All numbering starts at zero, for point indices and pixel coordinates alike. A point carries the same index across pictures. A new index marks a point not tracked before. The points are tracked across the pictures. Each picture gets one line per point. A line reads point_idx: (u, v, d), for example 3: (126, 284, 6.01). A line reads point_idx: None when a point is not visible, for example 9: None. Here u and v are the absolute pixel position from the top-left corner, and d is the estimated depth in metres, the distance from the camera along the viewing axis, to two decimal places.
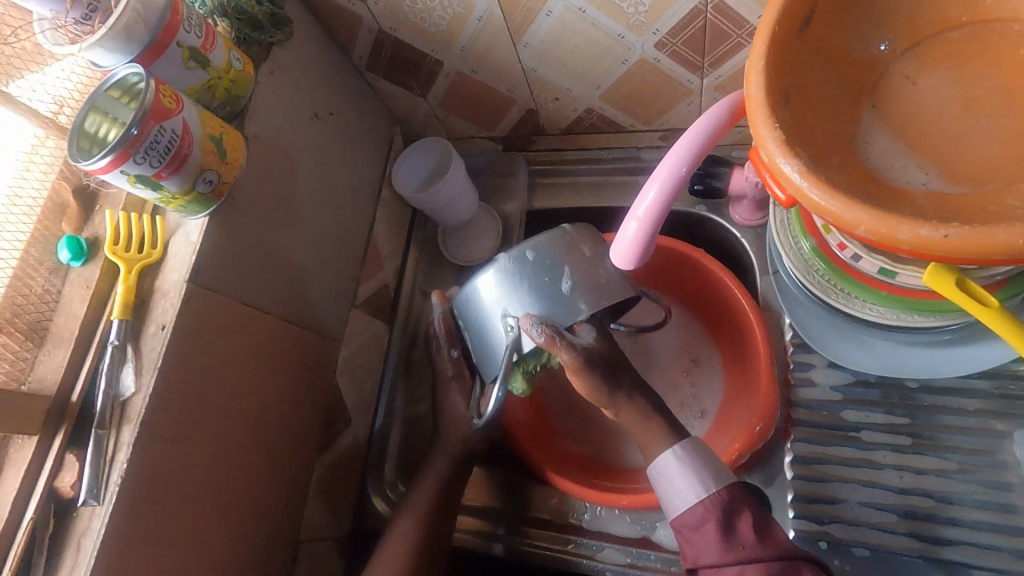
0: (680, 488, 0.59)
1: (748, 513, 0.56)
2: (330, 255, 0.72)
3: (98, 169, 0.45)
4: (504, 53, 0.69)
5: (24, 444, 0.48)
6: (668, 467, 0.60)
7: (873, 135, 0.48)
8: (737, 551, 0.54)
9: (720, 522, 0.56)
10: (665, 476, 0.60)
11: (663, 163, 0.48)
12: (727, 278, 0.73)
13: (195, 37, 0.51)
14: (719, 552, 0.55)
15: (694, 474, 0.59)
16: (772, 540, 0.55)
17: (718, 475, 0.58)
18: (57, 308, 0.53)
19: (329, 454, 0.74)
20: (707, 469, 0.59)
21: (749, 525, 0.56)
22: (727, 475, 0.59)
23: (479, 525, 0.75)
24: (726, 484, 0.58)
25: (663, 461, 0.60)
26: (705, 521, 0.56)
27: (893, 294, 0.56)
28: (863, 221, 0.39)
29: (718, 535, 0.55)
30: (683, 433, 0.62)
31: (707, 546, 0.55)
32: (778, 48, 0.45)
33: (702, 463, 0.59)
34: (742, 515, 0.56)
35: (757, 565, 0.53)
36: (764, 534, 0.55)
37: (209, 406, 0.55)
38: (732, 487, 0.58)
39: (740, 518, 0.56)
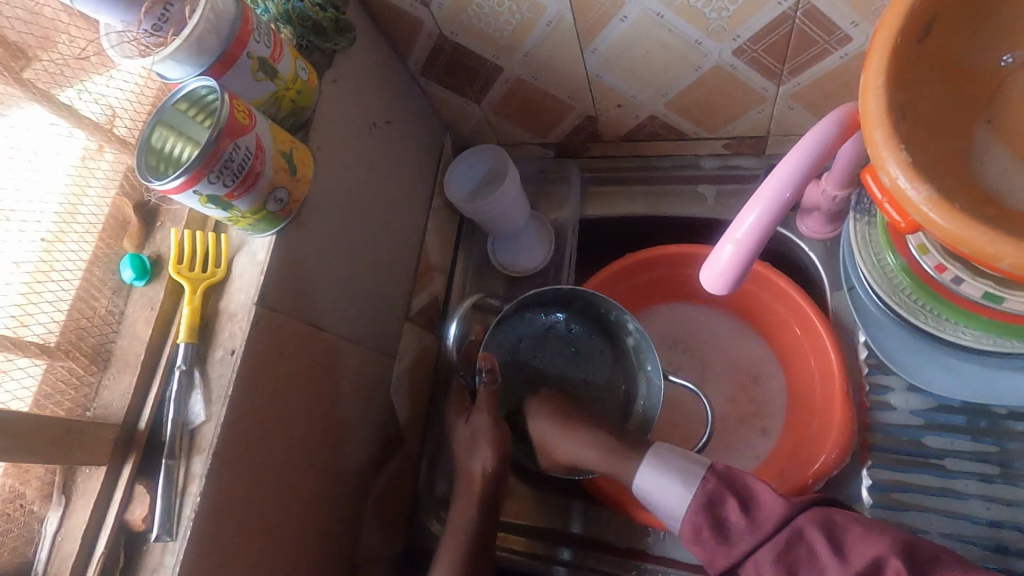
0: (659, 497, 0.58)
1: (727, 499, 0.54)
2: (383, 269, 0.70)
3: (170, 189, 0.43)
4: (569, 59, 0.66)
5: (91, 475, 0.46)
6: (642, 483, 0.59)
7: (992, 154, 0.45)
8: (739, 546, 0.52)
9: (712, 524, 0.53)
10: (645, 490, 0.59)
11: (765, 186, 0.46)
12: (798, 295, 0.69)
13: (265, 47, 0.49)
14: (727, 551, 0.52)
15: (667, 476, 0.58)
16: (765, 514, 0.52)
17: (688, 472, 0.57)
18: (120, 330, 0.51)
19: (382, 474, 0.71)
20: (676, 471, 0.58)
21: (738, 509, 0.53)
22: (698, 467, 0.57)
23: (518, 544, 0.72)
24: (699, 478, 0.56)
25: (640, 475, 0.59)
26: (697, 525, 0.54)
27: (993, 318, 0.53)
28: (1007, 255, 0.36)
29: (716, 533, 0.53)
30: (675, 462, 0.58)
31: (712, 548, 0.53)
32: (897, 62, 0.41)
33: (670, 465, 0.58)
34: (726, 503, 0.54)
35: (767, 547, 0.51)
36: (756, 513, 0.53)
37: (275, 432, 0.53)
38: (707, 476, 0.56)
39: (726, 505, 0.54)
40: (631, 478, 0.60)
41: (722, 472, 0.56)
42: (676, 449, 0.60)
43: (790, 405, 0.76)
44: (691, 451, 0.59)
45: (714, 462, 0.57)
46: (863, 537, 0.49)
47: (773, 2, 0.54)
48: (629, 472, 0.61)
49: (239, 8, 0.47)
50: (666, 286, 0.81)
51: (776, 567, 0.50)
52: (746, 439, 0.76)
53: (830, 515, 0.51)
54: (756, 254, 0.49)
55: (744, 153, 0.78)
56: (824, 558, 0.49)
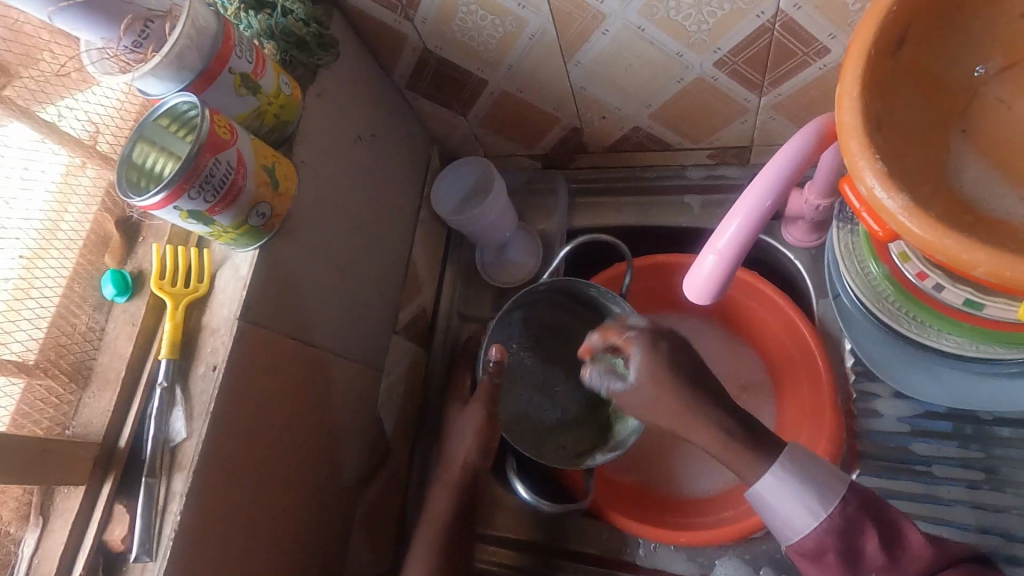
0: (783, 509, 0.50)
1: (871, 530, 0.48)
2: (371, 282, 0.70)
3: (151, 205, 0.43)
4: (553, 70, 0.66)
5: (70, 495, 0.45)
6: (767, 490, 0.50)
7: (966, 163, 0.45)
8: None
9: (843, 549, 0.48)
10: (767, 500, 0.50)
11: (745, 196, 0.46)
12: (784, 302, 0.70)
13: (247, 63, 0.49)
14: None
15: (803, 491, 0.49)
16: (906, 556, 0.48)
17: (828, 490, 0.49)
18: (101, 347, 0.50)
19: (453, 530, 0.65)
20: (814, 485, 0.49)
21: (879, 545, 0.48)
22: (836, 483, 0.49)
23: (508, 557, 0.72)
24: (840, 500, 0.48)
25: (765, 484, 0.50)
26: (826, 548, 0.48)
27: (975, 325, 0.53)
28: (983, 262, 0.37)
29: (845, 560, 0.48)
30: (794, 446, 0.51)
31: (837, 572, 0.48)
32: (871, 74, 0.42)
33: (807, 476, 0.49)
34: (865, 533, 0.48)
35: None
36: (896, 554, 0.48)
37: (258, 448, 0.52)
38: (848, 499, 0.49)
39: (867, 537, 0.48)
40: (749, 479, 0.51)
41: (865, 500, 0.49)
42: (807, 450, 0.51)
43: (778, 413, 0.76)
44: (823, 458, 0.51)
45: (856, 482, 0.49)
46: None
47: (751, 15, 0.55)
48: (747, 475, 0.51)
49: (221, 24, 0.47)
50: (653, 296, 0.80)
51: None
52: None
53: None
54: (738, 263, 0.49)
55: (728, 162, 0.78)
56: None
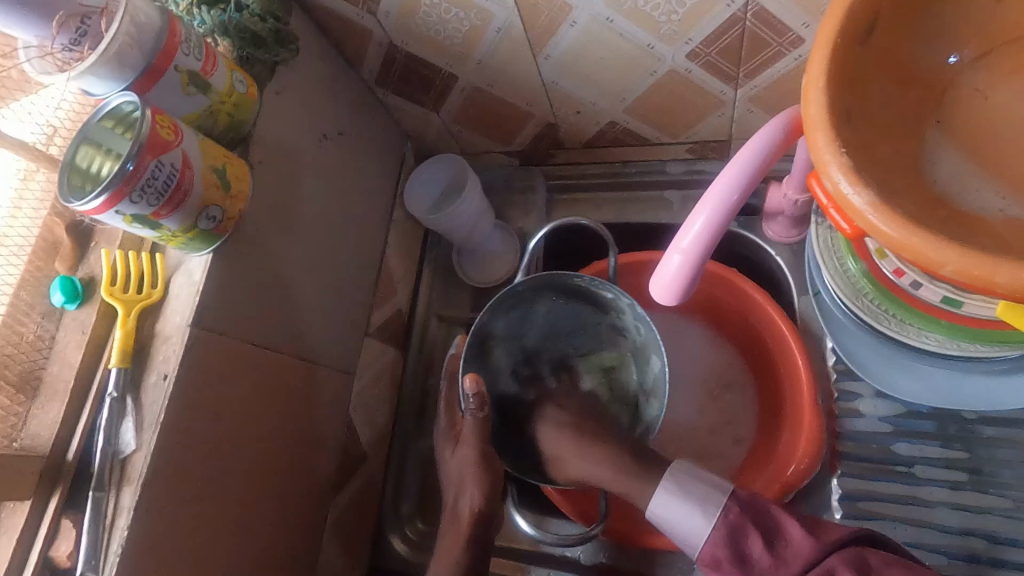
0: (680, 526, 0.52)
1: (755, 531, 0.48)
2: (340, 284, 0.68)
3: (90, 210, 0.42)
4: (523, 65, 0.65)
5: (15, 510, 0.44)
6: (660, 508, 0.53)
7: (941, 156, 0.44)
8: None
9: (733, 555, 0.48)
10: (665, 519, 0.53)
11: (710, 191, 0.44)
12: (763, 300, 0.68)
13: (195, 60, 0.47)
14: None
15: (687, 504, 0.52)
16: (793, 553, 0.46)
17: (709, 500, 0.51)
18: (51, 356, 0.49)
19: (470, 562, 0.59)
20: (695, 497, 0.52)
21: (762, 545, 0.47)
22: (717, 493, 0.51)
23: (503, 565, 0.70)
24: (719, 508, 0.50)
25: (656, 501, 0.53)
26: (717, 556, 0.49)
27: (955, 323, 0.51)
28: (951, 261, 0.35)
29: (737, 565, 0.48)
30: (677, 464, 0.55)
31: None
32: (839, 64, 0.40)
33: (688, 491, 0.53)
34: (749, 536, 0.48)
35: None
36: (782, 551, 0.46)
37: (215, 458, 0.51)
38: (729, 504, 0.50)
39: (750, 539, 0.48)
40: (648, 506, 0.55)
41: (745, 503, 0.50)
42: (697, 468, 0.54)
43: (761, 413, 0.74)
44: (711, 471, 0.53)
45: (737, 489, 0.51)
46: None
47: (722, 4, 0.53)
48: (644, 501, 0.55)
49: (164, 19, 0.45)
50: (633, 295, 0.79)
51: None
52: (717, 448, 0.74)
53: (865, 556, 0.42)
54: (705, 263, 0.47)
55: (709, 157, 0.77)
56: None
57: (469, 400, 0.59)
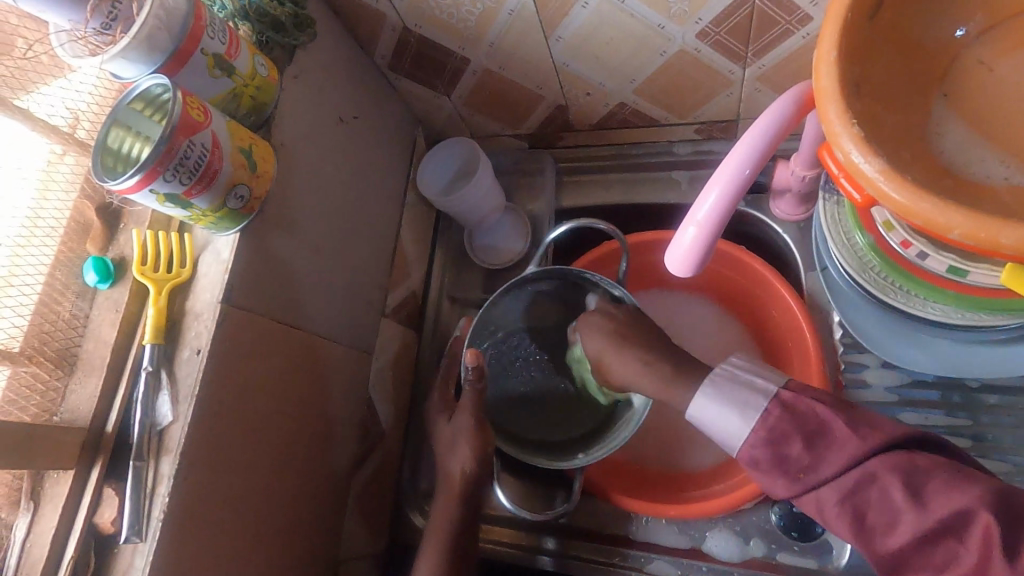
0: (719, 426, 0.51)
1: (793, 425, 0.46)
2: (358, 265, 0.69)
3: (126, 189, 0.43)
4: (534, 47, 0.66)
5: (59, 480, 0.46)
6: (696, 410, 0.53)
7: (946, 127, 0.45)
8: (801, 478, 0.45)
9: (771, 456, 0.47)
10: (704, 420, 0.52)
11: (725, 165, 0.46)
12: (770, 274, 0.70)
13: (220, 44, 0.49)
14: (787, 484, 0.46)
15: (727, 407, 0.50)
16: (838, 443, 0.45)
17: (746, 403, 0.49)
18: (86, 334, 0.51)
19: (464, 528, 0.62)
20: (732, 402, 0.50)
21: (802, 445, 0.45)
22: (758, 396, 0.49)
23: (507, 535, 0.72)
24: (760, 409, 0.48)
25: (694, 406, 0.53)
26: (755, 457, 0.48)
27: (960, 292, 0.53)
28: (958, 225, 0.36)
29: (777, 466, 0.46)
30: (724, 363, 0.54)
31: (772, 480, 0.47)
32: (849, 38, 0.42)
33: (732, 395, 0.51)
34: (790, 437, 0.46)
35: (832, 488, 0.44)
36: (820, 447, 0.45)
37: (245, 430, 0.52)
38: (770, 405, 0.48)
39: (790, 440, 0.46)
40: (687, 405, 0.55)
41: (787, 401, 0.48)
42: (740, 368, 0.53)
43: None
44: (759, 371, 0.52)
45: (780, 389, 0.49)
46: (942, 492, 0.41)
47: None
48: (687, 400, 0.55)
49: (190, 4, 0.46)
50: (643, 274, 0.80)
51: (840, 511, 0.44)
52: None
53: (908, 459, 0.43)
54: (718, 235, 0.49)
55: (716, 137, 0.78)
56: (898, 503, 0.42)
57: (467, 371, 0.65)
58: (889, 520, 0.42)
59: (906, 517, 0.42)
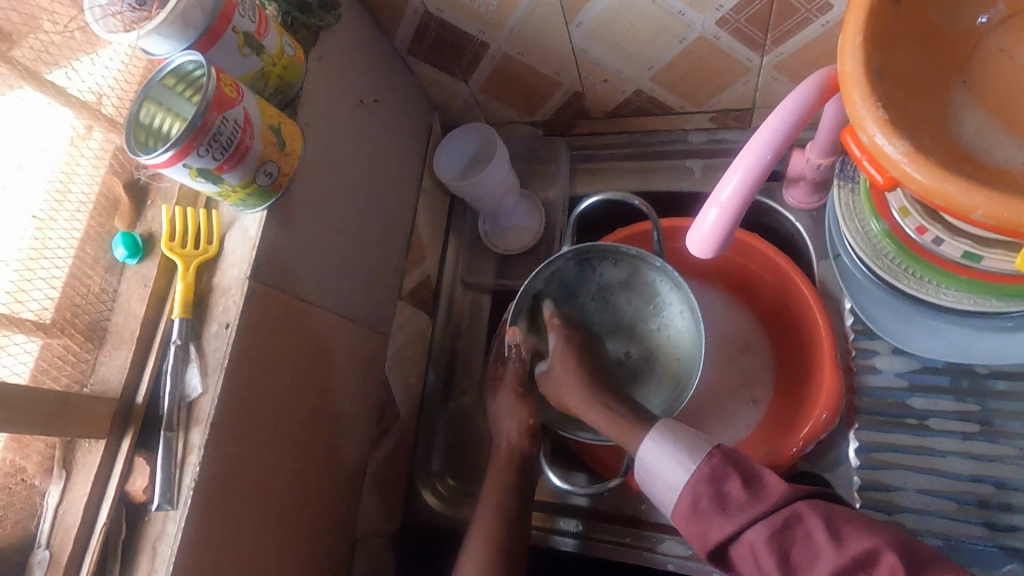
0: (660, 473, 0.53)
1: (733, 474, 0.49)
2: (376, 247, 0.70)
3: (160, 163, 0.44)
4: (554, 32, 0.66)
5: (91, 448, 0.47)
6: (645, 455, 0.54)
7: (966, 113, 0.46)
8: (733, 518, 0.47)
9: (713, 495, 0.49)
10: (648, 463, 0.54)
11: (747, 150, 0.47)
12: (783, 261, 0.70)
13: (249, 22, 0.49)
14: (724, 525, 0.47)
15: (671, 451, 0.53)
16: (768, 493, 0.47)
17: (694, 447, 0.52)
18: (115, 307, 0.52)
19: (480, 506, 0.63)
20: (681, 445, 0.53)
21: (742, 486, 0.48)
22: (703, 443, 0.52)
23: None
24: (703, 454, 0.51)
25: (645, 448, 0.55)
26: (699, 493, 0.49)
27: (974, 278, 0.54)
28: (980, 205, 0.37)
29: (716, 504, 0.48)
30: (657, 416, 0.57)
31: (706, 522, 0.48)
32: (875, 22, 0.42)
33: (676, 439, 0.53)
34: (728, 478, 0.49)
35: (759, 528, 0.46)
36: (758, 490, 0.48)
37: (270, 406, 0.53)
38: (713, 454, 0.51)
39: (730, 479, 0.49)
40: (636, 448, 0.56)
41: (728, 453, 0.51)
42: (676, 428, 0.55)
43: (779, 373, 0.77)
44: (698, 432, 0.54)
45: (713, 447, 0.51)
46: (861, 532, 0.44)
47: None
48: (636, 444, 0.56)
49: None
50: None
51: (768, 548, 0.45)
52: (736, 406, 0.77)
53: (829, 508, 0.45)
54: (740, 217, 0.50)
55: (730, 126, 0.79)
56: (818, 541, 0.44)
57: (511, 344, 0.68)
58: (812, 557, 0.44)
59: (825, 553, 0.43)
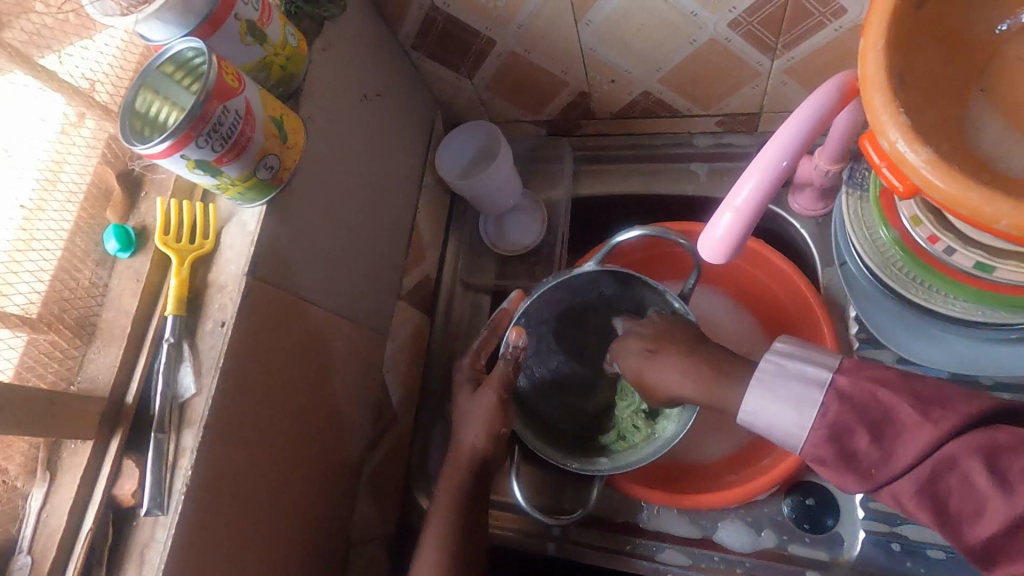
0: (774, 426, 0.50)
1: (863, 428, 0.44)
2: (376, 245, 0.69)
3: (156, 153, 0.42)
4: (563, 30, 0.65)
5: (78, 449, 0.45)
6: (755, 411, 0.52)
7: (984, 122, 0.45)
8: (873, 478, 0.43)
9: (839, 455, 0.45)
10: (757, 423, 0.52)
11: (763, 153, 0.46)
12: (789, 267, 0.70)
13: (253, 10, 0.48)
14: (857, 482, 0.44)
15: (782, 399, 0.50)
16: (899, 444, 0.43)
17: (803, 395, 0.49)
18: (105, 303, 0.50)
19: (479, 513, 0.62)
20: (790, 395, 0.50)
21: (870, 438, 0.44)
22: (814, 389, 0.49)
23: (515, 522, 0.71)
24: (818, 404, 0.48)
25: (747, 408, 0.52)
26: (819, 454, 0.47)
27: (985, 289, 0.53)
28: (1006, 215, 0.37)
29: (847, 465, 0.45)
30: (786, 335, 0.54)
31: (841, 478, 0.45)
32: (896, 27, 0.41)
33: (786, 388, 0.50)
34: (856, 432, 0.45)
35: (908, 479, 0.42)
36: (890, 442, 0.43)
37: (265, 409, 0.51)
38: (828, 402, 0.47)
39: (855, 435, 0.45)
40: (738, 407, 0.54)
41: (844, 392, 0.47)
42: (801, 343, 0.53)
43: None
44: (809, 357, 0.51)
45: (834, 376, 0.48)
46: None
47: None
48: (737, 402, 0.55)
49: None
50: (662, 263, 0.80)
51: (919, 504, 0.42)
52: None
53: (995, 441, 0.40)
54: (755, 223, 0.49)
55: (736, 130, 0.78)
56: (982, 488, 0.39)
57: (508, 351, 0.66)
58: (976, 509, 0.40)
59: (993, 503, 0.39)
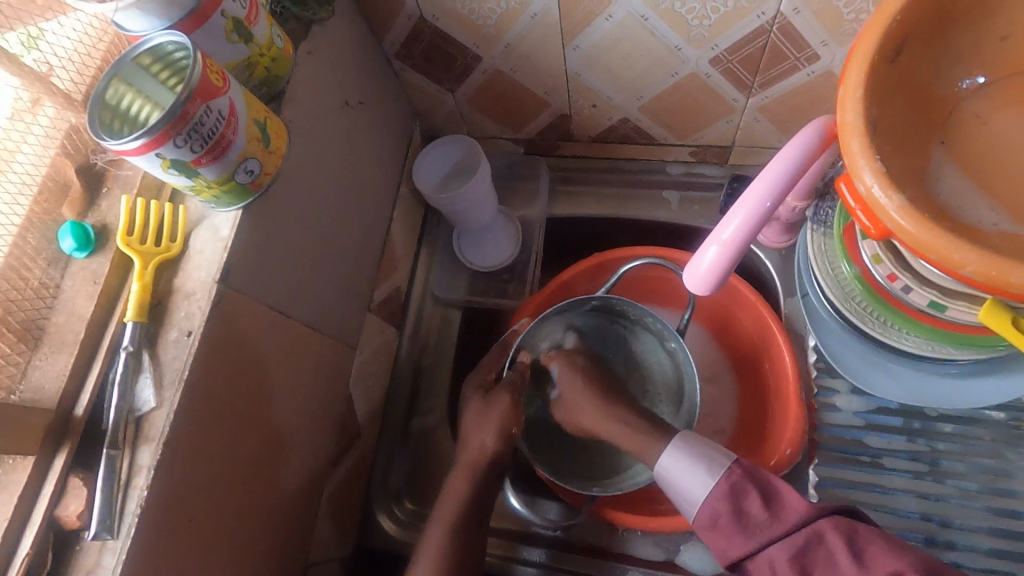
0: (683, 484, 0.55)
1: (753, 492, 0.52)
2: (350, 255, 0.67)
3: (128, 151, 0.39)
4: (549, 53, 0.66)
5: (18, 466, 0.41)
6: (671, 468, 0.56)
7: (943, 172, 0.48)
8: (756, 537, 0.51)
9: (733, 511, 0.52)
10: (670, 479, 0.56)
11: (749, 192, 0.48)
12: (754, 297, 0.72)
13: (240, 7, 0.46)
14: (742, 543, 0.51)
15: (693, 465, 0.55)
16: (786, 511, 0.51)
17: (713, 461, 0.55)
18: (54, 306, 0.46)
19: (446, 534, 0.60)
20: (702, 457, 0.55)
21: (759, 503, 0.52)
22: (723, 457, 0.55)
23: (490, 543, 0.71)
24: (724, 468, 0.54)
25: (663, 462, 0.57)
26: (716, 511, 0.53)
27: (937, 326, 0.57)
28: (971, 262, 0.39)
29: (736, 522, 0.52)
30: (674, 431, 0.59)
31: (727, 541, 0.52)
32: (872, 80, 0.44)
33: (697, 454, 0.56)
34: (749, 495, 0.52)
35: (781, 544, 0.50)
36: (778, 509, 0.51)
37: (227, 425, 0.49)
38: (732, 470, 0.54)
39: (747, 497, 0.52)
40: (653, 461, 0.58)
41: (749, 470, 0.54)
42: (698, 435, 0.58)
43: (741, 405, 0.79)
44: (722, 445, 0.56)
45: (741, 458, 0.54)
46: (884, 552, 0.47)
47: (752, 15, 0.56)
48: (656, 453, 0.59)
49: None
50: (632, 286, 0.82)
51: (789, 566, 0.49)
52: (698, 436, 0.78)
53: (853, 524, 0.48)
54: (739, 256, 0.51)
55: (707, 161, 0.80)
56: (840, 563, 0.47)
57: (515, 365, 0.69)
58: None
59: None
